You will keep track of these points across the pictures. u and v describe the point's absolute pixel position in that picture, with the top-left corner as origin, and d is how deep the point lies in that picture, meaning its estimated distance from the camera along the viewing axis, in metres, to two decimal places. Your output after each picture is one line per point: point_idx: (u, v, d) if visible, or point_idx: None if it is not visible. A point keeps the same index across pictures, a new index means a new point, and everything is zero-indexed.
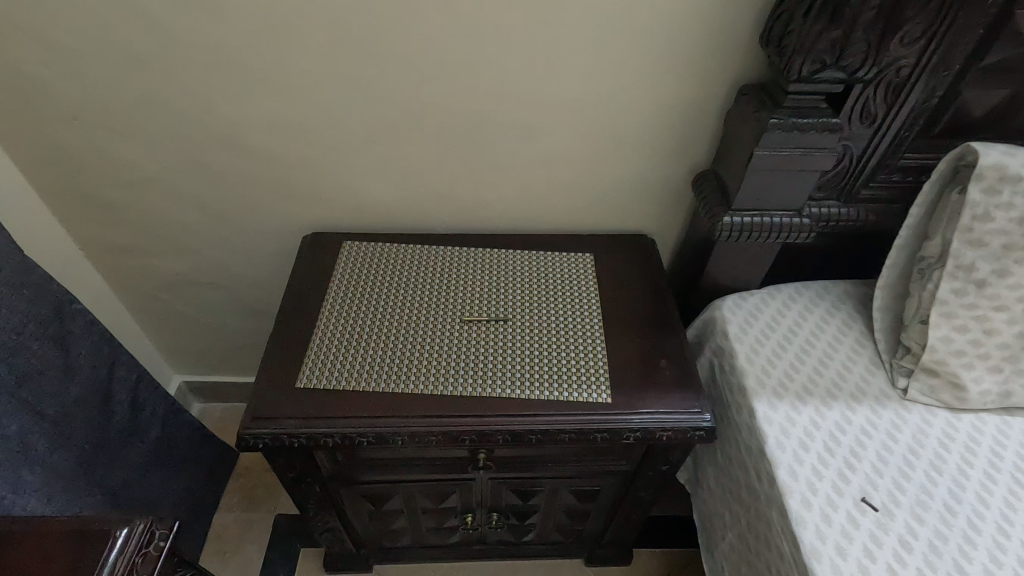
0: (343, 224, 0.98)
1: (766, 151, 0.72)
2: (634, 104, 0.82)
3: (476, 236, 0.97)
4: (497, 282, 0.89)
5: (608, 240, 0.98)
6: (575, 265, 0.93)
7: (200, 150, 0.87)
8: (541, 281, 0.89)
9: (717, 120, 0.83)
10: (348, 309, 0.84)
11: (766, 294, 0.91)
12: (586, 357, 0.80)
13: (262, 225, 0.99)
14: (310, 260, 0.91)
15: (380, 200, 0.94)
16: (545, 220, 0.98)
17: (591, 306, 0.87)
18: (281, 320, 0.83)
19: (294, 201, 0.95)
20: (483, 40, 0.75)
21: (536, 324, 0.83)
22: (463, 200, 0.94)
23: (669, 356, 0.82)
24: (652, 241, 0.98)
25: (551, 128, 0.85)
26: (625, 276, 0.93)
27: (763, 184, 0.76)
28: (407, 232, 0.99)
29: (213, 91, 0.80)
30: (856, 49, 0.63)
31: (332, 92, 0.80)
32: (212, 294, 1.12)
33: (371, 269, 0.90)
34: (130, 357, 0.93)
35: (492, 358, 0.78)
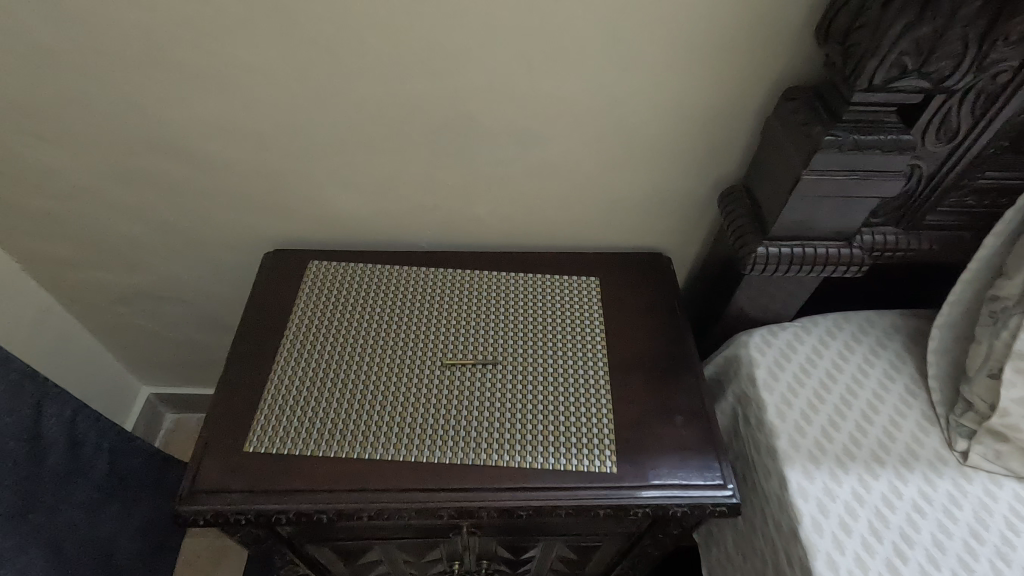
0: (311, 237, 0.85)
1: (818, 173, 0.57)
2: (653, 106, 0.67)
3: (463, 253, 0.84)
4: (486, 311, 0.76)
5: (616, 258, 0.84)
6: (579, 290, 0.80)
7: (136, 157, 0.74)
8: (538, 312, 0.76)
9: (752, 126, 0.69)
10: (310, 348, 0.72)
11: (800, 328, 0.78)
12: (587, 412, 0.67)
13: (220, 238, 0.86)
14: (269, 286, 0.79)
15: (350, 211, 0.81)
16: (543, 235, 0.84)
17: (594, 344, 0.74)
18: (232, 361, 0.71)
19: (251, 213, 0.82)
20: (468, 29, 0.60)
21: (529, 368, 0.71)
22: (447, 213, 0.81)
23: (686, 409, 0.70)
24: (668, 260, 0.85)
25: (551, 133, 0.70)
26: (636, 304, 0.80)
27: (808, 211, 0.62)
28: (384, 246, 0.86)
29: (142, 91, 0.66)
30: (949, 51, 0.48)
31: (286, 91, 0.66)
32: (171, 309, 1.00)
33: (338, 296, 0.77)
34: (61, 391, 0.82)
35: (477, 413, 0.66)
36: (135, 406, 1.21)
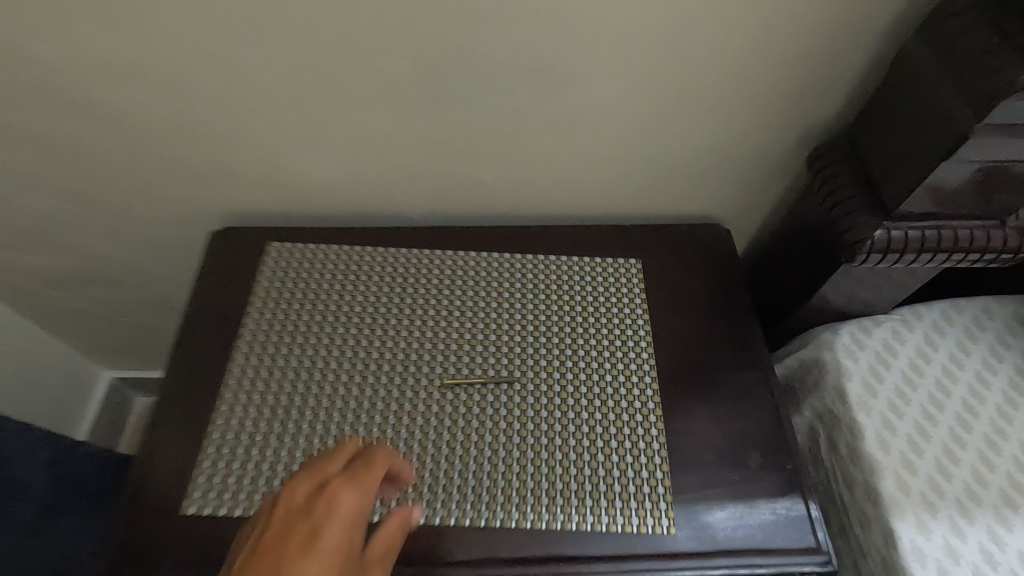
0: (271, 209, 0.67)
1: (997, 129, 0.39)
2: (730, 30, 0.47)
3: (466, 229, 0.66)
4: (496, 309, 0.59)
5: (660, 232, 0.66)
6: (616, 276, 0.62)
7: (21, 113, 0.54)
8: (564, 309, 0.59)
9: (867, 55, 0.49)
10: (267, 365, 0.55)
11: (901, 324, 0.60)
12: (632, 450, 0.51)
13: (151, 210, 0.67)
14: (216, 282, 0.61)
15: (309, 173, 0.62)
16: (566, 203, 0.66)
17: (637, 351, 0.57)
18: (170, 390, 0.55)
19: (184, 178, 0.63)
20: None
21: (554, 388, 0.54)
22: (443, 177, 0.62)
23: (762, 437, 0.54)
24: (727, 232, 0.66)
25: (582, 69, 0.50)
26: (689, 295, 0.62)
27: (959, 180, 0.44)
28: (364, 220, 0.68)
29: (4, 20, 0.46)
30: None
31: (207, 15, 0.46)
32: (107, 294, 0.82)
33: (302, 289, 0.60)
34: None
35: (488, 454, 0.50)
36: (94, 397, 1.06)
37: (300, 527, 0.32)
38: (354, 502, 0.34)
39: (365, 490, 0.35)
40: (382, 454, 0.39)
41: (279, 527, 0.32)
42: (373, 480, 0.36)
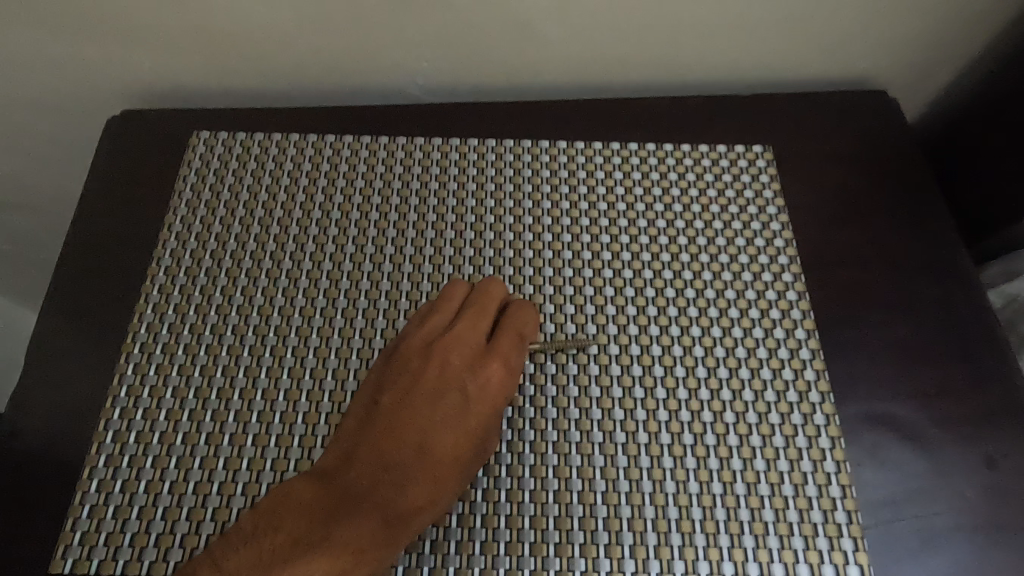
0: (201, 84, 0.45)
1: None
2: None
3: (494, 108, 0.43)
4: (550, 226, 0.37)
5: (790, 106, 0.43)
6: (733, 172, 0.40)
7: None
8: (655, 224, 0.38)
9: None
10: (185, 323, 0.34)
11: None
12: (785, 452, 0.31)
13: (9, 76, 0.44)
14: (114, 185, 0.40)
15: (244, 5, 0.39)
16: (644, 59, 0.42)
17: (777, 289, 0.35)
18: (36, 344, 0.35)
19: (44, 8, 0.39)
20: None
21: (652, 353, 0.33)
22: (461, 20, 0.40)
23: (1000, 423, 0.33)
24: (893, 102, 0.43)
25: None
26: (847, 196, 0.40)
27: None
28: (341, 101, 0.45)
29: None
30: None
31: None
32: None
33: (242, 201, 0.38)
34: None
35: (552, 464, 0.31)
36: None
37: (455, 391, 0.29)
38: (506, 387, 0.29)
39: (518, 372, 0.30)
40: (518, 333, 0.30)
41: (433, 379, 0.29)
42: (512, 370, 0.30)
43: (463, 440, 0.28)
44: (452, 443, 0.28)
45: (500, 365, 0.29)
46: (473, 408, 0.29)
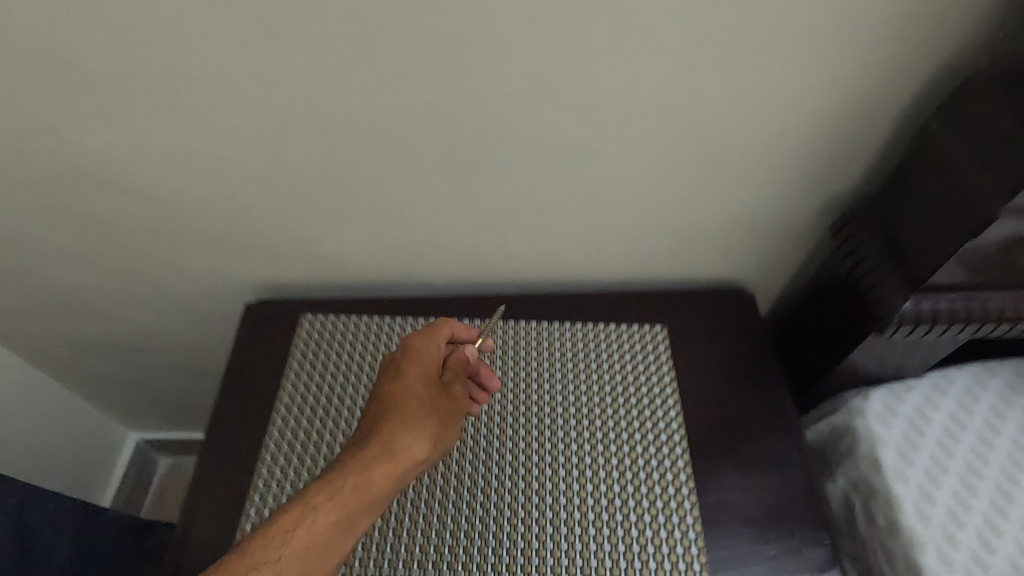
0: (304, 281, 0.69)
1: (1020, 212, 0.39)
2: (747, 122, 0.48)
3: (493, 300, 0.67)
4: (525, 380, 0.60)
5: (684, 299, 0.67)
6: (642, 347, 0.62)
7: (75, 196, 0.58)
8: (591, 378, 0.60)
9: (882, 148, 0.50)
10: (298, 441, 0.55)
11: (931, 389, 0.60)
12: (666, 525, 0.50)
13: (182, 277, 0.69)
14: (251, 351, 0.63)
15: (339, 244, 0.63)
16: (588, 270, 0.66)
17: (666, 423, 0.57)
18: (206, 460, 0.57)
19: (216, 246, 0.64)
20: (496, 28, 0.42)
21: (585, 461, 0.54)
22: (472, 251, 0.64)
23: (796, 509, 0.53)
24: (749, 296, 0.67)
25: (601, 156, 0.52)
26: (717, 360, 0.62)
27: (981, 258, 0.44)
28: (393, 290, 0.69)
29: (68, 117, 0.50)
30: None
31: (250, 114, 0.49)
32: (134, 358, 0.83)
33: (333, 362, 0.61)
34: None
35: (519, 531, 0.50)
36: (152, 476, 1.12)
37: (392, 369, 0.47)
38: (420, 348, 0.48)
39: (426, 340, 0.48)
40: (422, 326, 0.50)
41: (383, 370, 0.48)
42: (422, 342, 0.48)
43: (404, 385, 0.46)
44: (399, 389, 0.45)
45: (412, 342, 0.48)
46: (403, 368, 0.47)
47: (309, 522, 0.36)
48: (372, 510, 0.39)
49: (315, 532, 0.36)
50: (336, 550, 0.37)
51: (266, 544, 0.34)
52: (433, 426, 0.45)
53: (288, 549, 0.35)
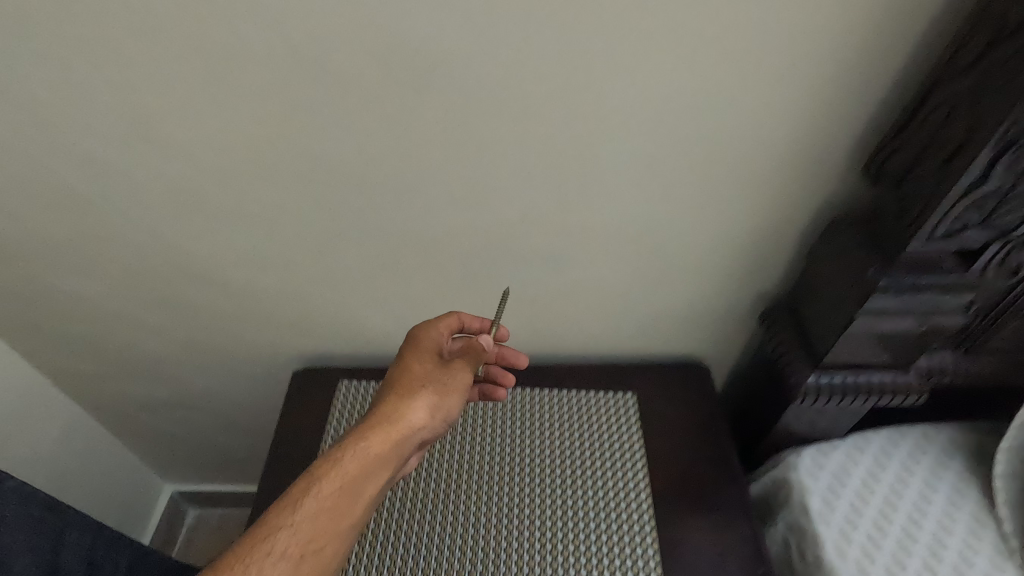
0: (341, 353, 0.83)
1: (873, 314, 0.54)
2: (694, 244, 0.64)
3: None
4: (522, 436, 0.74)
5: (653, 370, 0.81)
6: (617, 411, 0.76)
7: (168, 286, 0.73)
8: (575, 435, 0.74)
9: (796, 263, 0.65)
10: None
11: (853, 449, 0.74)
12: (631, 557, 0.63)
13: (241, 348, 0.83)
14: (300, 410, 0.78)
15: (373, 325, 0.78)
16: (575, 347, 0.81)
17: (634, 473, 0.70)
18: (262, 501, 0.70)
19: (273, 325, 0.79)
20: (506, 181, 0.58)
21: (568, 502, 0.67)
22: None
23: (738, 544, 0.66)
24: (706, 369, 0.82)
25: (583, 264, 0.67)
26: (678, 423, 0.76)
27: (859, 347, 0.59)
28: None
29: (177, 232, 0.66)
30: (1015, 208, 0.45)
31: (317, 232, 0.65)
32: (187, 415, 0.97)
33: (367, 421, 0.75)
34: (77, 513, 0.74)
35: (515, 557, 0.63)
36: (180, 527, 1.23)
37: (397, 356, 0.58)
38: (419, 336, 0.59)
39: (424, 330, 0.59)
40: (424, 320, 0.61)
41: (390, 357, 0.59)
42: (420, 332, 0.59)
43: (404, 368, 0.57)
44: (401, 370, 0.57)
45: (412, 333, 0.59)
46: (404, 355, 0.58)
47: (316, 490, 0.44)
48: (379, 467, 0.49)
49: (322, 497, 0.43)
50: (346, 509, 0.45)
51: (283, 513, 0.41)
52: (428, 398, 0.56)
53: (301, 513, 0.42)
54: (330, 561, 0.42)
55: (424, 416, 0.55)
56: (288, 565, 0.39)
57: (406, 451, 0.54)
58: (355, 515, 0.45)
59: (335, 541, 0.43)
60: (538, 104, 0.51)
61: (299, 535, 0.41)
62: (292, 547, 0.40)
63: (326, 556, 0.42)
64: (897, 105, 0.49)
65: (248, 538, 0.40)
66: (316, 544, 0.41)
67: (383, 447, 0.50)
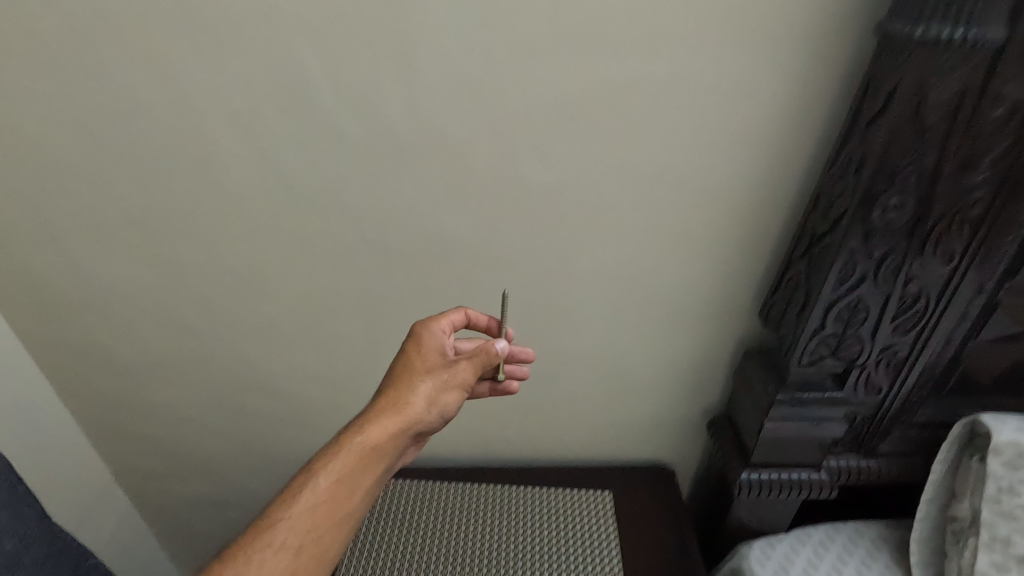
0: None
1: (777, 420, 0.73)
2: (647, 363, 0.83)
3: (496, 469, 0.97)
4: (516, 522, 0.86)
5: (626, 471, 0.97)
6: (596, 504, 0.90)
7: (234, 394, 0.91)
8: (561, 523, 0.87)
9: (728, 379, 0.84)
10: (362, 561, 0.81)
11: (795, 539, 0.87)
12: None
13: (282, 449, 0.99)
14: None
15: None
16: (561, 449, 0.97)
17: (610, 557, 0.83)
18: None
19: (313, 429, 0.96)
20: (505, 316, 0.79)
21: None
22: (482, 436, 0.95)
23: None
24: (671, 470, 0.97)
25: (564, 379, 0.86)
26: (647, 515, 0.90)
27: (776, 448, 0.77)
28: (426, 461, 0.99)
29: (252, 351, 0.85)
30: (853, 344, 0.66)
31: (360, 353, 0.85)
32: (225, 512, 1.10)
33: (381, 511, 0.88)
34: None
35: None
36: None
37: (403, 349, 0.63)
38: (422, 334, 0.63)
39: (428, 328, 0.64)
40: (434, 316, 0.66)
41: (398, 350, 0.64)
42: (424, 329, 0.64)
43: (405, 364, 0.61)
44: (402, 367, 0.61)
45: (419, 328, 0.64)
46: (408, 351, 0.62)
47: (314, 485, 0.50)
48: (376, 460, 0.54)
49: (321, 491, 0.50)
50: (342, 503, 0.50)
51: (284, 507, 0.48)
52: (427, 394, 0.59)
53: (298, 506, 0.48)
54: (331, 547, 0.49)
55: (417, 411, 0.58)
56: (287, 553, 0.46)
57: (406, 442, 0.58)
58: (351, 507, 0.51)
59: (335, 530, 0.49)
60: (527, 266, 0.73)
61: (300, 527, 0.47)
62: (291, 536, 0.47)
63: (322, 543, 0.48)
64: (773, 269, 0.71)
65: (253, 529, 0.47)
66: (313, 533, 0.48)
67: (378, 440, 0.55)
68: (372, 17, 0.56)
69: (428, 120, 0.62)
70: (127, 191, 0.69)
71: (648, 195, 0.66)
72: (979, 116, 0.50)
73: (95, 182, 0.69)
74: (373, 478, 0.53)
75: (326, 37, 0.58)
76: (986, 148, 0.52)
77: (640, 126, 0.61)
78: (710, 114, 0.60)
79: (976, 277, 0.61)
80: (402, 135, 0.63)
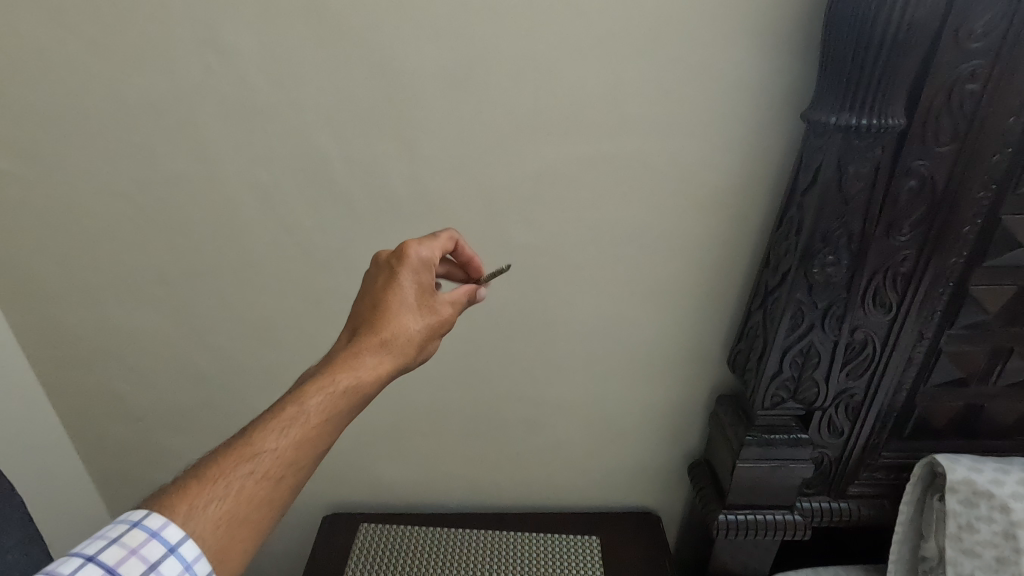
0: (362, 502, 1.02)
1: (747, 461, 0.78)
2: (629, 409, 0.88)
3: (487, 515, 1.00)
4: (504, 566, 0.89)
5: (613, 517, 1.00)
6: (582, 549, 0.93)
7: None
8: (548, 567, 0.89)
9: (705, 423, 0.89)
10: None
11: None
12: None
13: None
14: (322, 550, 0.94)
15: (390, 476, 0.99)
16: (551, 495, 1.01)
17: None
18: None
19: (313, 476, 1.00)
20: (495, 364, 0.85)
21: None
22: (475, 482, 0.99)
23: None
24: (656, 516, 1.01)
25: (551, 424, 0.91)
26: (632, 559, 0.93)
27: (749, 488, 0.81)
28: (420, 508, 1.02)
29: (258, 399, 0.91)
30: (810, 386, 0.73)
31: None
32: None
33: (374, 558, 0.90)
34: None
35: None
36: None
37: (397, 274, 0.57)
38: (416, 265, 0.58)
39: (423, 257, 0.58)
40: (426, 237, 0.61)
41: (389, 272, 0.57)
42: (421, 260, 0.58)
43: (399, 299, 0.56)
44: (395, 301, 0.56)
45: (415, 252, 0.58)
46: (402, 283, 0.56)
47: (303, 419, 0.47)
48: (360, 399, 0.51)
49: (306, 426, 0.47)
50: (322, 439, 0.48)
51: (266, 436, 0.46)
52: (418, 339, 0.55)
53: (283, 440, 0.46)
54: (302, 481, 0.47)
55: (407, 360, 0.54)
56: (267, 484, 0.45)
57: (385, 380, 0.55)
58: (328, 443, 0.49)
59: (310, 466, 0.47)
60: (515, 316, 0.80)
61: (279, 459, 0.45)
62: (273, 469, 0.45)
63: (302, 475, 0.47)
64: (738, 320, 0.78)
65: (231, 453, 0.45)
66: (294, 467, 0.46)
67: (367, 382, 0.51)
68: (381, 104, 0.66)
69: (426, 187, 0.71)
70: (155, 248, 0.77)
71: (621, 251, 0.74)
72: (896, 181, 0.59)
73: (128, 243, 0.77)
74: (355, 418, 0.51)
75: (340, 120, 0.67)
76: (906, 210, 0.61)
77: (611, 192, 0.70)
78: (672, 183, 0.69)
79: (917, 322, 0.68)
80: (404, 200, 0.72)
